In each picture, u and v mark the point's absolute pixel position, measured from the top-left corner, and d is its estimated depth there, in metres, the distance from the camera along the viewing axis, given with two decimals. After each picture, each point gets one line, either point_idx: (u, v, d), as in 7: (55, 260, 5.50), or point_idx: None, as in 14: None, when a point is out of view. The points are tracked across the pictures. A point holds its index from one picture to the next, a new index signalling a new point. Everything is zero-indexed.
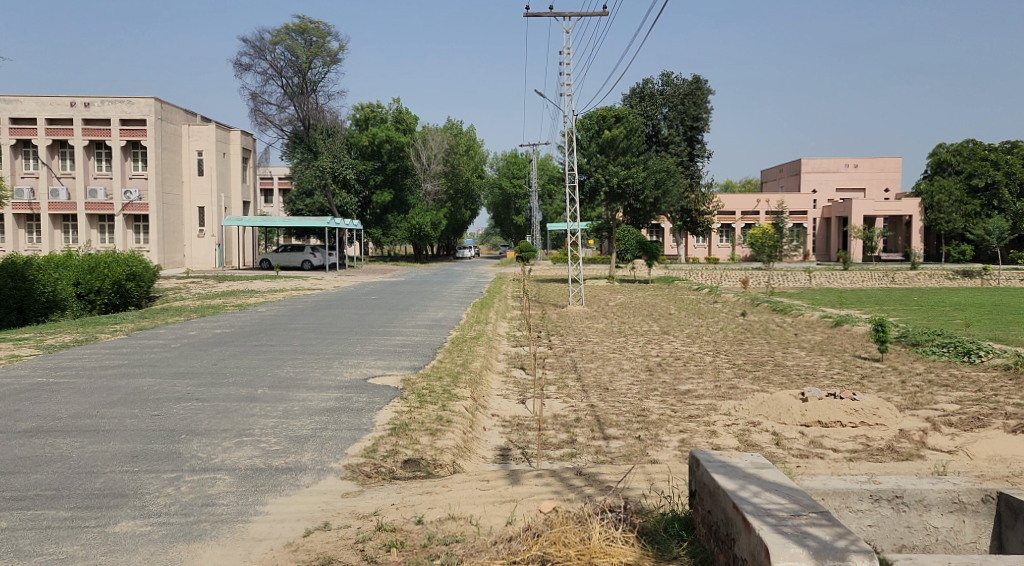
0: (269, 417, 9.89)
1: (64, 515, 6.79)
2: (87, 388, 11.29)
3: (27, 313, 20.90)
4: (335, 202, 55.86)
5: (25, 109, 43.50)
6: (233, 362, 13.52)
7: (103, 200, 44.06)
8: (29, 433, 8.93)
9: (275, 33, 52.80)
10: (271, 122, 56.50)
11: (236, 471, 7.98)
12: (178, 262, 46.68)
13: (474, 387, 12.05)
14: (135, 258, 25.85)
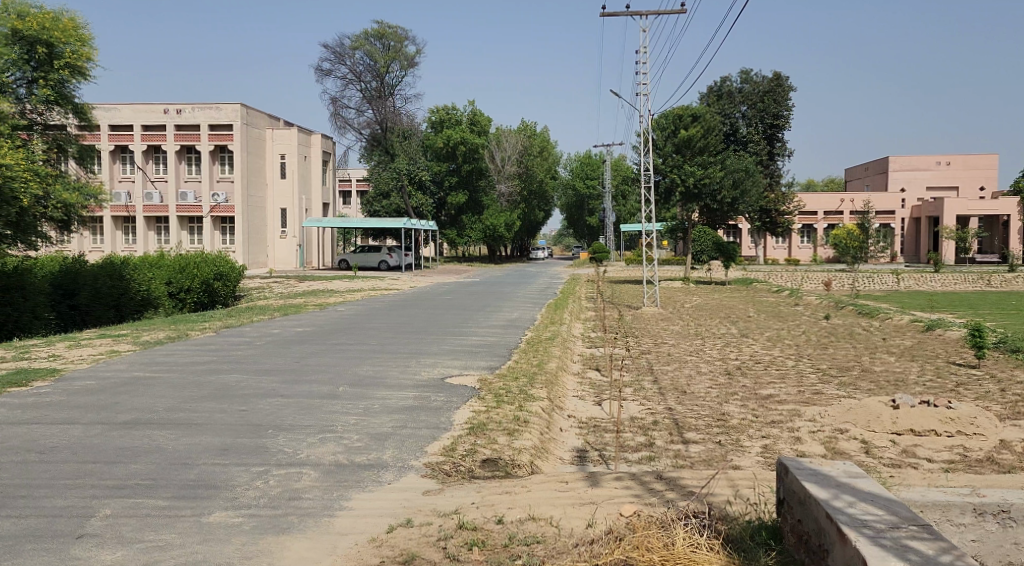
0: (350, 415, 10.06)
1: (161, 504, 7.04)
2: (179, 383, 11.68)
3: (124, 311, 21.71)
4: (412, 204, 56.65)
5: (121, 116, 45.28)
6: (316, 360, 13.83)
7: (192, 202, 45.49)
8: (126, 426, 9.28)
9: (355, 38, 53.84)
10: (350, 126, 57.61)
11: (321, 467, 8.16)
12: (262, 262, 47.88)
13: (550, 388, 12.06)
14: (222, 258, 26.67)
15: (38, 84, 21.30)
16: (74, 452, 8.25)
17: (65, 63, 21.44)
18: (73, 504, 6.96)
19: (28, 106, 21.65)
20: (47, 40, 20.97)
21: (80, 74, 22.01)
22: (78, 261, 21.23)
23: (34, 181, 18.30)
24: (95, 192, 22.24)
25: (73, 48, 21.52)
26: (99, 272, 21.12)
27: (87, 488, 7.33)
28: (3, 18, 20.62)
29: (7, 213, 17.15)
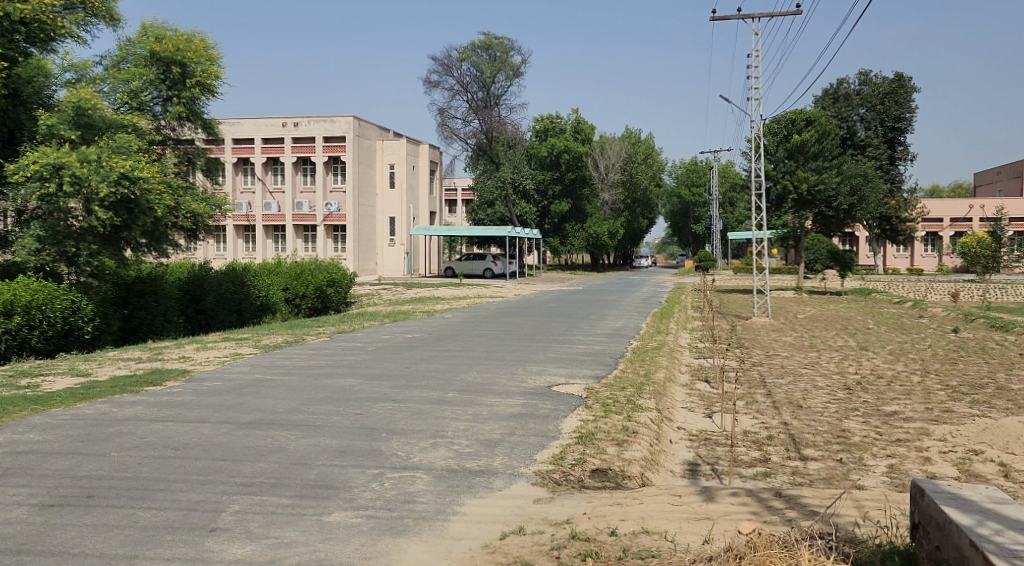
0: (459, 421, 10.16)
1: (286, 502, 7.27)
2: (297, 386, 12.06)
3: (245, 316, 22.71)
4: (516, 212, 57.08)
5: (243, 130, 47.28)
6: (425, 366, 14.02)
7: (307, 211, 47.00)
8: (251, 425, 9.65)
9: (462, 50, 54.77)
10: (456, 136, 58.39)
11: (433, 471, 8.26)
12: (371, 269, 48.99)
13: (658, 398, 11.91)
14: (336, 265, 27.48)
15: (172, 102, 22.45)
16: (205, 450, 8.60)
17: (196, 82, 22.45)
18: (206, 499, 7.25)
19: (162, 122, 22.76)
20: (181, 60, 22.04)
21: (209, 92, 23.02)
22: (205, 267, 22.30)
23: (169, 194, 19.31)
24: (219, 202, 23.24)
25: (204, 67, 22.49)
26: (223, 278, 22.12)
27: (216, 484, 7.62)
28: (142, 41, 21.79)
29: (144, 224, 18.12)
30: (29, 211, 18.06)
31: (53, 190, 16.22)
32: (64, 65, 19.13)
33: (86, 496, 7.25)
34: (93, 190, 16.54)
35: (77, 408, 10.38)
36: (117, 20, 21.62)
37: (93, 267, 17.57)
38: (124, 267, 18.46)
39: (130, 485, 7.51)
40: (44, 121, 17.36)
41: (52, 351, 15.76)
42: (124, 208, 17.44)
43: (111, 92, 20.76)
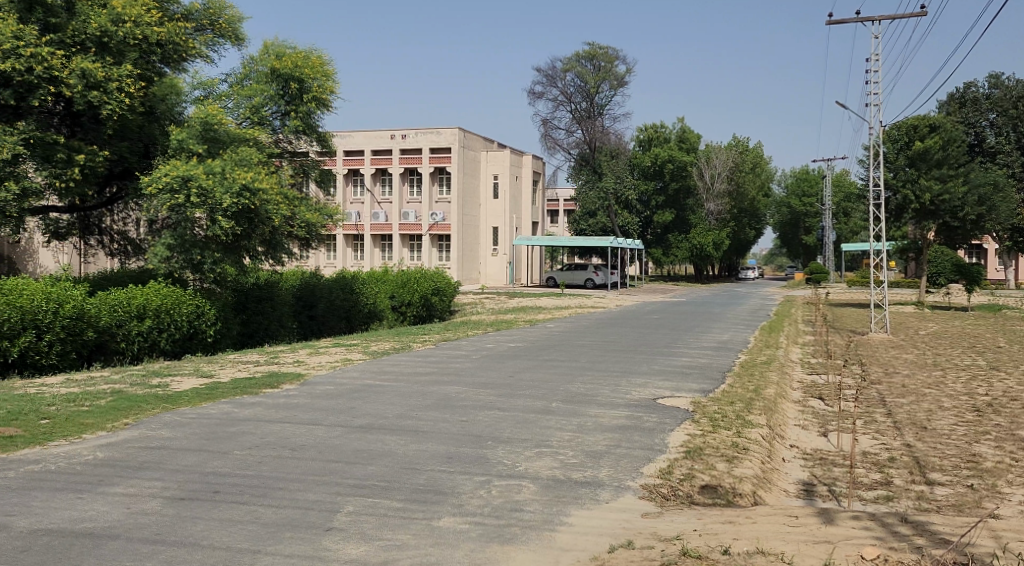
0: (564, 431, 10.08)
1: (397, 505, 7.33)
2: (406, 391, 12.24)
3: (354, 322, 23.36)
4: (618, 222, 56.68)
5: (354, 142, 48.66)
6: (528, 376, 14.00)
7: (413, 221, 47.90)
8: (361, 429, 9.81)
9: (566, 60, 54.89)
10: (559, 146, 58.54)
11: (539, 480, 8.20)
12: (474, 278, 49.42)
13: (770, 415, 11.53)
14: (440, 273, 27.83)
15: (290, 116, 23.18)
16: (320, 451, 8.81)
17: (313, 97, 23.14)
18: (322, 499, 7.39)
19: (280, 135, 23.56)
20: (299, 76, 22.71)
21: (324, 106, 23.70)
22: (317, 274, 23.02)
23: (287, 204, 19.91)
24: (331, 212, 23.89)
25: (320, 83, 23.16)
26: (333, 285, 22.81)
27: (330, 485, 7.77)
28: (264, 59, 22.68)
29: (263, 232, 18.67)
30: (161, 221, 19.01)
31: (181, 201, 17.02)
32: (193, 83, 20.09)
33: (212, 492, 7.49)
34: (218, 201, 17.20)
35: (201, 407, 10.78)
36: (242, 39, 22.49)
37: (215, 274, 18.33)
38: (244, 273, 19.18)
39: (251, 483, 7.73)
40: (175, 136, 18.22)
41: (179, 352, 16.46)
42: (244, 218, 18.04)
43: (234, 107, 21.73)
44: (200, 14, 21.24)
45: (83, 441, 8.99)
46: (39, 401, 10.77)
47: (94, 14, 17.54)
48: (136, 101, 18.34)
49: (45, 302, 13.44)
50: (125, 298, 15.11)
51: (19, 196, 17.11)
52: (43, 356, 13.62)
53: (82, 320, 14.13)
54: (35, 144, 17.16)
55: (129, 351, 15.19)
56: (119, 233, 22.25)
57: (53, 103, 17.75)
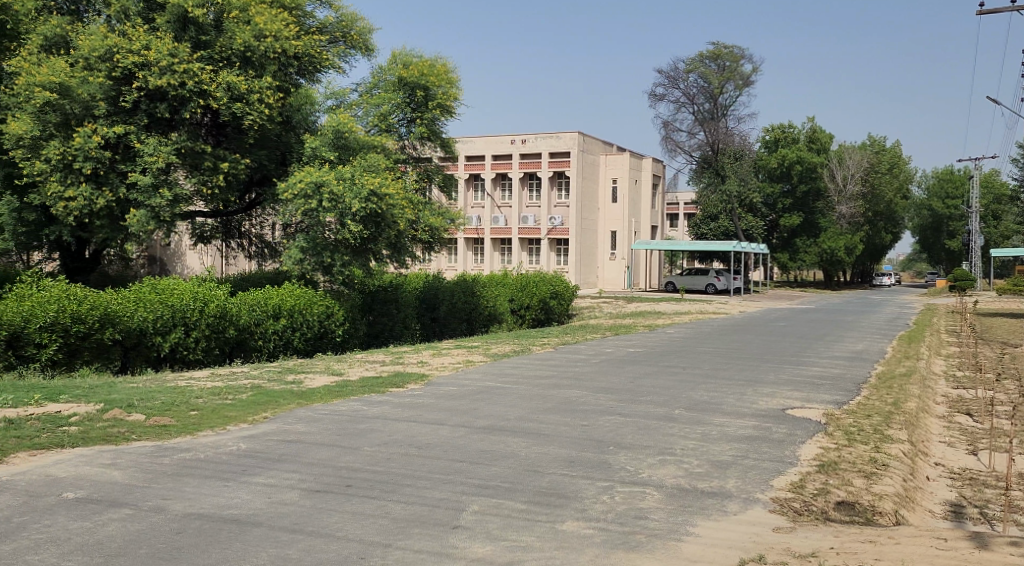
0: (689, 439, 9.84)
1: (521, 507, 7.30)
2: (526, 394, 12.22)
3: (474, 324, 23.64)
4: (742, 225, 55.38)
5: (476, 147, 49.42)
6: (651, 381, 13.77)
7: (533, 225, 48.18)
8: (484, 430, 9.84)
9: (690, 61, 54.05)
10: (681, 149, 57.58)
11: (664, 488, 8.01)
12: (592, 282, 49.17)
13: (911, 430, 10.94)
14: (558, 277, 27.78)
15: (416, 123, 23.67)
16: (445, 450, 8.89)
17: (438, 103, 23.46)
18: (447, 497, 7.44)
19: (406, 142, 24.09)
20: (424, 84, 23.03)
21: (449, 113, 24.02)
22: (439, 277, 23.37)
23: (412, 208, 20.31)
24: (452, 216, 24.24)
25: (445, 90, 23.43)
26: (455, 288, 23.09)
27: (455, 484, 7.82)
28: (392, 67, 23.21)
29: (389, 236, 19.04)
30: (295, 224, 19.74)
31: (314, 206, 17.65)
32: (325, 93, 20.82)
33: (345, 485, 7.66)
34: (347, 206, 17.70)
35: (333, 404, 11.07)
36: (372, 50, 23.13)
37: (344, 276, 18.85)
38: (371, 276, 19.67)
39: (379, 479, 7.86)
40: (310, 144, 19.03)
41: (311, 351, 17.01)
42: (372, 222, 18.48)
43: (363, 116, 22.38)
44: (334, 27, 22.00)
45: (229, 432, 9.37)
46: (189, 393, 11.30)
47: (239, 30, 18.40)
48: (275, 111, 19.09)
49: (193, 301, 14.14)
50: (263, 298, 15.76)
51: (171, 203, 18.05)
52: (191, 352, 14.29)
53: (225, 319, 14.77)
54: (186, 154, 18.24)
55: (266, 348, 15.79)
56: (256, 236, 23.38)
57: (201, 115, 18.69)
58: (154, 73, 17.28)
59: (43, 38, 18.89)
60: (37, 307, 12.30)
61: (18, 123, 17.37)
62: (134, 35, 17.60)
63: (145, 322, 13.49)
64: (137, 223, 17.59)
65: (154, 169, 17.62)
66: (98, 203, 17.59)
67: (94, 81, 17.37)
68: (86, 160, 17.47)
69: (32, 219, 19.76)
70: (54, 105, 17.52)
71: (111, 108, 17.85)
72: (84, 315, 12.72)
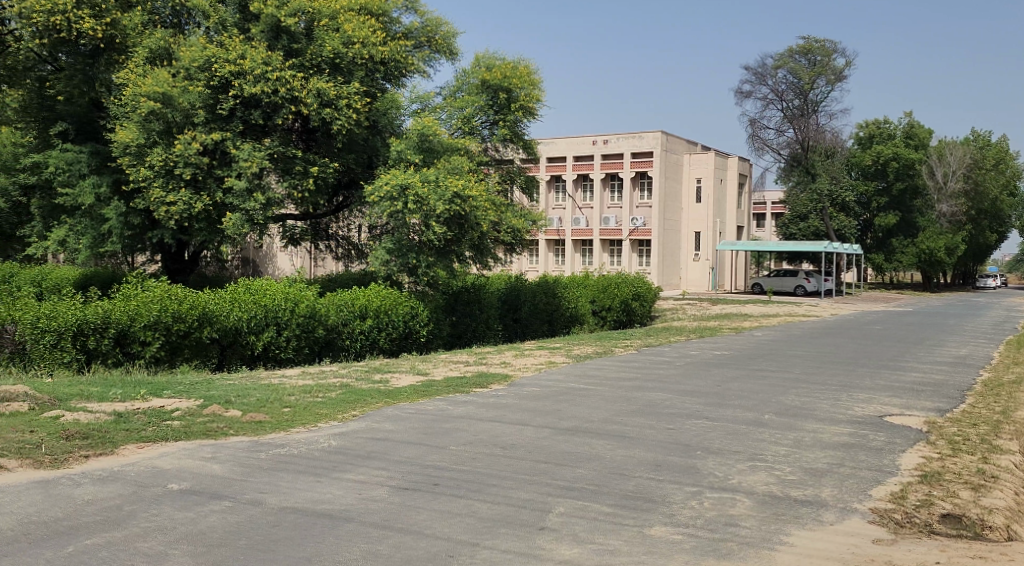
0: (780, 445, 9.66)
1: (608, 510, 7.29)
2: (610, 396, 12.18)
3: (556, 325, 23.69)
4: (833, 226, 53.83)
5: (558, 149, 49.69)
6: (738, 385, 13.54)
7: (614, 226, 48.00)
8: (569, 432, 9.87)
9: (779, 57, 53.12)
10: (769, 147, 56.51)
11: (756, 495, 7.87)
12: (675, 284, 48.60)
13: (1021, 440, 10.49)
14: (641, 278, 27.53)
15: (499, 125, 23.88)
16: (530, 451, 8.94)
17: (519, 106, 23.65)
18: (534, 499, 7.47)
19: (489, 144, 24.33)
20: (507, 86, 23.24)
21: (531, 114, 24.15)
22: (521, 278, 23.50)
23: (494, 210, 20.50)
24: (534, 217, 24.29)
25: (527, 92, 23.55)
26: (537, 289, 23.17)
27: (542, 485, 7.85)
28: (475, 71, 23.40)
29: (472, 237, 19.23)
30: (381, 226, 20.11)
31: (400, 208, 17.94)
32: (410, 97, 21.15)
33: (433, 484, 7.78)
34: (432, 208, 17.92)
35: (419, 403, 11.25)
36: (456, 53, 23.41)
37: (429, 277, 19.08)
38: (455, 277, 19.83)
39: (466, 478, 7.94)
40: (395, 147, 19.37)
41: (396, 351, 17.31)
42: (455, 223, 18.70)
43: (447, 119, 22.60)
44: (419, 32, 22.36)
45: (321, 429, 9.61)
46: (280, 391, 11.64)
47: (329, 38, 18.82)
48: (362, 116, 19.44)
49: (284, 301, 14.57)
50: (349, 299, 16.10)
51: (264, 206, 18.57)
52: (282, 351, 14.71)
53: (314, 319, 15.14)
54: (278, 158, 18.82)
55: (353, 348, 16.14)
56: (344, 238, 23.87)
57: (292, 120, 19.23)
58: (249, 82, 17.90)
59: (148, 50, 19.57)
60: (142, 307, 12.88)
61: (125, 131, 18.15)
62: (231, 45, 18.25)
63: (241, 322, 13.90)
64: (233, 226, 18.17)
65: (248, 174, 18.16)
66: (196, 206, 18.26)
67: (194, 90, 18.10)
68: (186, 165, 18.15)
69: (137, 223, 20.59)
70: (157, 114, 18.26)
71: (210, 116, 18.46)
72: (185, 315, 13.22)
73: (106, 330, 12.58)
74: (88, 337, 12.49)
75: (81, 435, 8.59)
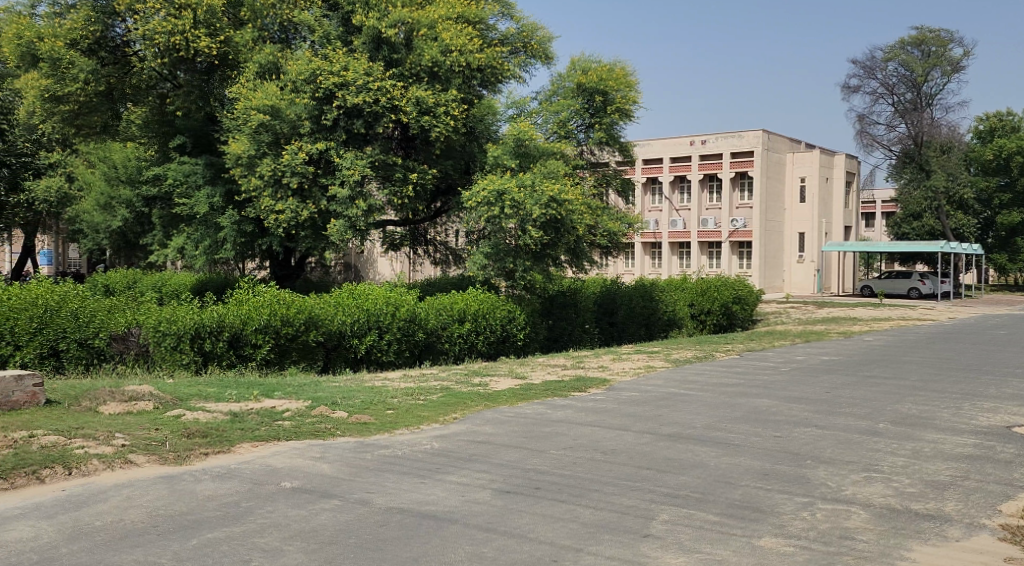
0: (897, 456, 9.36)
1: (714, 519, 7.22)
2: (713, 402, 12.04)
3: (654, 330, 23.51)
4: (951, 224, 51.92)
5: (655, 151, 49.39)
6: (848, 392, 13.18)
7: (713, 228, 47.29)
8: (673, 438, 9.80)
9: (889, 49, 51.41)
10: (878, 143, 54.72)
11: (872, 508, 7.64)
12: (777, 287, 47.51)
13: None
14: (742, 282, 27.01)
15: (595, 128, 23.89)
16: (632, 457, 8.92)
17: (616, 108, 23.53)
18: (637, 505, 7.46)
19: (584, 148, 24.41)
20: (604, 89, 23.14)
21: (627, 117, 23.99)
22: (617, 282, 23.43)
23: (590, 214, 20.49)
24: (630, 221, 24.11)
25: (623, 94, 23.47)
26: (633, 292, 23.07)
27: (645, 492, 7.83)
28: (571, 75, 23.40)
29: (568, 241, 19.29)
30: (478, 232, 20.35)
31: (497, 213, 18.09)
32: (507, 103, 21.35)
33: (534, 487, 7.86)
34: (528, 213, 18.00)
35: (518, 406, 11.35)
36: (552, 58, 23.52)
37: (526, 281, 19.16)
38: (551, 280, 19.92)
39: (569, 483, 7.99)
40: (492, 153, 19.62)
41: (494, 355, 17.48)
42: (551, 228, 18.77)
43: (544, 123, 22.78)
44: (516, 38, 22.51)
45: (424, 431, 9.83)
46: (384, 392, 11.94)
47: (427, 47, 19.18)
48: (460, 122, 19.71)
49: (386, 306, 14.93)
50: (448, 304, 16.38)
51: (366, 213, 19.02)
52: (384, 354, 15.05)
53: (414, 323, 15.45)
54: (379, 166, 19.23)
55: (452, 351, 16.38)
56: (442, 243, 24.38)
57: (392, 129, 19.66)
58: (352, 92, 18.40)
59: (258, 65, 20.34)
60: (253, 311, 13.39)
61: (238, 144, 19.00)
62: (335, 58, 18.83)
63: (344, 326, 14.32)
64: (337, 233, 18.72)
65: (351, 181, 18.65)
66: (303, 215, 18.86)
67: (300, 102, 18.74)
68: (293, 175, 18.75)
69: (249, 231, 21.43)
70: (267, 126, 19.05)
71: (315, 127, 19.05)
72: (292, 319, 13.68)
73: (221, 333, 13.08)
74: (205, 340, 13.00)
75: (201, 434, 8.99)
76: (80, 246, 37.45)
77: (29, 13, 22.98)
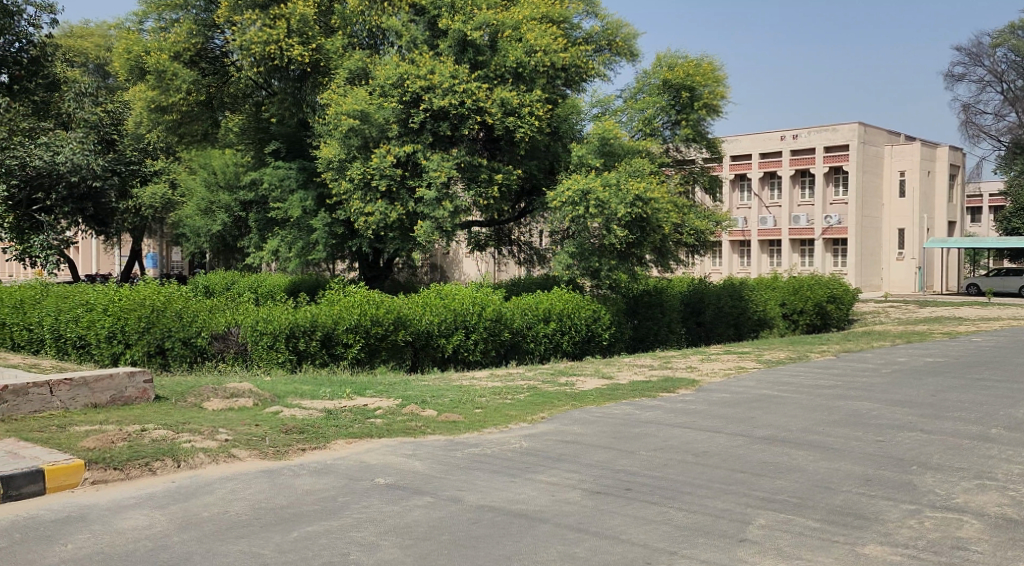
0: (1010, 463, 8.95)
1: (815, 525, 7.03)
2: (809, 404, 11.72)
3: (743, 330, 23.08)
4: None
5: (744, 147, 48.56)
6: (956, 395, 12.65)
7: (805, 225, 46.22)
8: (768, 440, 9.58)
9: (998, 34, 49.32)
10: (985, 133, 52.59)
11: (986, 518, 7.32)
12: (874, 285, 46.08)
13: None
14: (837, 280, 26.27)
15: (681, 125, 23.60)
16: (725, 459, 8.76)
17: (703, 103, 23.13)
18: (732, 509, 7.33)
19: (671, 145, 24.16)
20: (691, 85, 22.72)
21: (716, 112, 23.68)
22: (704, 281, 23.09)
23: (676, 212, 20.24)
24: (717, 220, 23.77)
25: (710, 89, 23.04)
26: (722, 291, 22.67)
27: (740, 496, 7.68)
28: (657, 71, 22.99)
29: (654, 239, 19.14)
30: (562, 231, 20.35)
31: (582, 212, 18.00)
32: (592, 102, 21.29)
33: (626, 489, 7.79)
34: (613, 212, 17.82)
35: (606, 407, 11.26)
36: (637, 56, 23.36)
37: (610, 281, 19.04)
38: (635, 280, 19.80)
39: (662, 485, 7.89)
40: (576, 152, 19.50)
41: (579, 354, 17.43)
42: (637, 226, 18.63)
43: (628, 121, 22.59)
44: (600, 36, 22.41)
45: (512, 430, 9.85)
46: (473, 392, 12.01)
47: (512, 48, 19.25)
48: (544, 123, 19.75)
49: (472, 305, 15.05)
50: (533, 303, 16.39)
51: (453, 214, 19.18)
52: (470, 353, 15.16)
53: (500, 323, 15.52)
54: (465, 167, 19.37)
55: (538, 351, 16.41)
56: (526, 243, 24.49)
57: (477, 130, 19.77)
58: (438, 95, 18.58)
59: (348, 71, 20.75)
60: (344, 311, 13.66)
61: (329, 148, 19.37)
62: (422, 62, 19.03)
63: (432, 326, 14.45)
64: (424, 234, 18.94)
65: (438, 183, 18.83)
66: (392, 217, 19.12)
67: (388, 106, 18.90)
68: (382, 177, 19.03)
69: (339, 232, 21.83)
70: (356, 130, 19.28)
71: (402, 130, 19.31)
72: (382, 319, 13.89)
73: (314, 332, 13.40)
74: (299, 339, 13.35)
75: (297, 430, 9.21)
76: (183, 249, 38.92)
77: (136, 28, 23.97)
